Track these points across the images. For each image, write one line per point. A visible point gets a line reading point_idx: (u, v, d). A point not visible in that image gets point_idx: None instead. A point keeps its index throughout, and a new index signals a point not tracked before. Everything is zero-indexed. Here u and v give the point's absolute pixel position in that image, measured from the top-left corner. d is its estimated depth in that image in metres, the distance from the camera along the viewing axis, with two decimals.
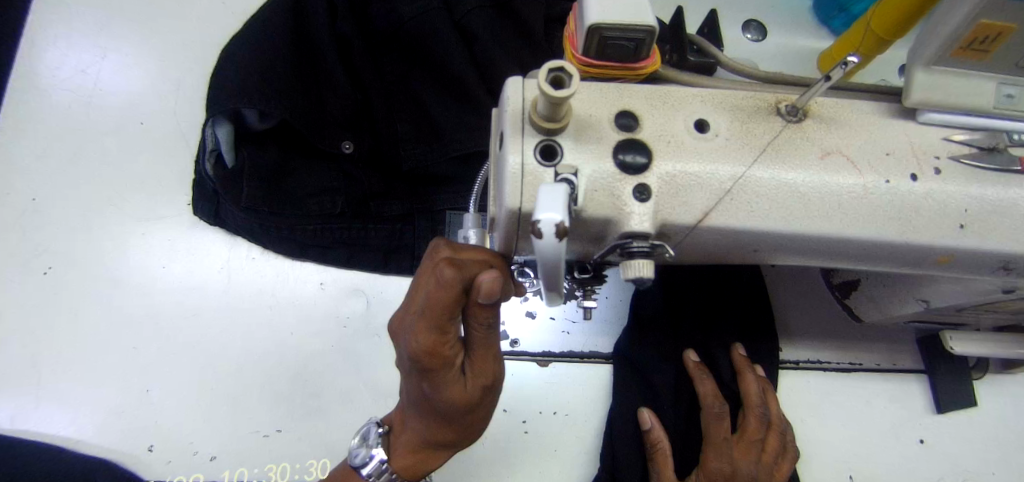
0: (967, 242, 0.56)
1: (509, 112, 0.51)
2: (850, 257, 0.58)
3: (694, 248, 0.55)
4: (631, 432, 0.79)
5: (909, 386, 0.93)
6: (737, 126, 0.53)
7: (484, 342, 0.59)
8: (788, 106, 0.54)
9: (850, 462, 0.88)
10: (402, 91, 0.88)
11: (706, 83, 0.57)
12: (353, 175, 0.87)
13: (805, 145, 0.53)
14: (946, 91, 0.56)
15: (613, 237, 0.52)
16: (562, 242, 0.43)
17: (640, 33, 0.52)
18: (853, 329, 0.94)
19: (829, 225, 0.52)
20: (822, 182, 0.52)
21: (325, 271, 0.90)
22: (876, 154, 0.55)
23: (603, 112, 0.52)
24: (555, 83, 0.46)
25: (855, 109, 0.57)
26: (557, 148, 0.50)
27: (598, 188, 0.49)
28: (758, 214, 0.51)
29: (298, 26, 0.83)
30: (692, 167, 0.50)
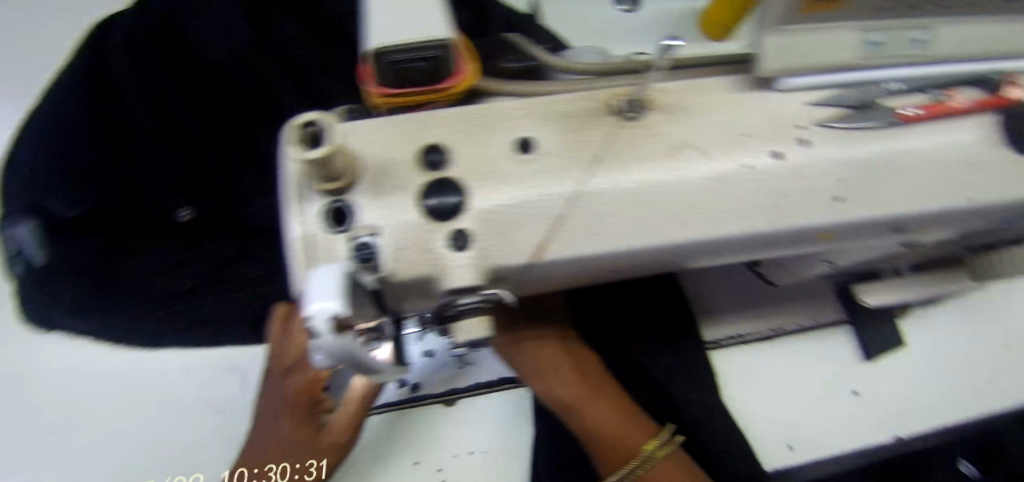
0: (846, 213, 0.50)
1: (287, 177, 0.44)
2: (726, 252, 0.52)
3: (548, 283, 0.48)
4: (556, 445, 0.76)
5: (835, 340, 0.91)
6: (566, 139, 0.45)
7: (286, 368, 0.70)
8: (623, 101, 0.47)
9: (789, 433, 0.84)
10: (238, 139, 0.78)
11: (527, 90, 0.48)
12: (200, 244, 0.78)
13: (648, 143, 0.46)
14: (806, 54, 0.48)
15: (444, 292, 0.45)
16: (348, 335, 0.36)
17: (433, 51, 0.44)
18: (769, 296, 0.91)
19: (687, 231, 0.46)
20: (670, 185, 0.46)
21: (191, 355, 0.80)
22: (731, 136, 0.48)
23: (405, 153, 0.44)
24: (308, 141, 0.39)
25: (702, 88, 0.50)
26: (349, 208, 0.43)
27: (407, 245, 0.43)
28: (602, 236, 0.45)
29: (102, 95, 0.70)
30: (517, 196, 0.43)
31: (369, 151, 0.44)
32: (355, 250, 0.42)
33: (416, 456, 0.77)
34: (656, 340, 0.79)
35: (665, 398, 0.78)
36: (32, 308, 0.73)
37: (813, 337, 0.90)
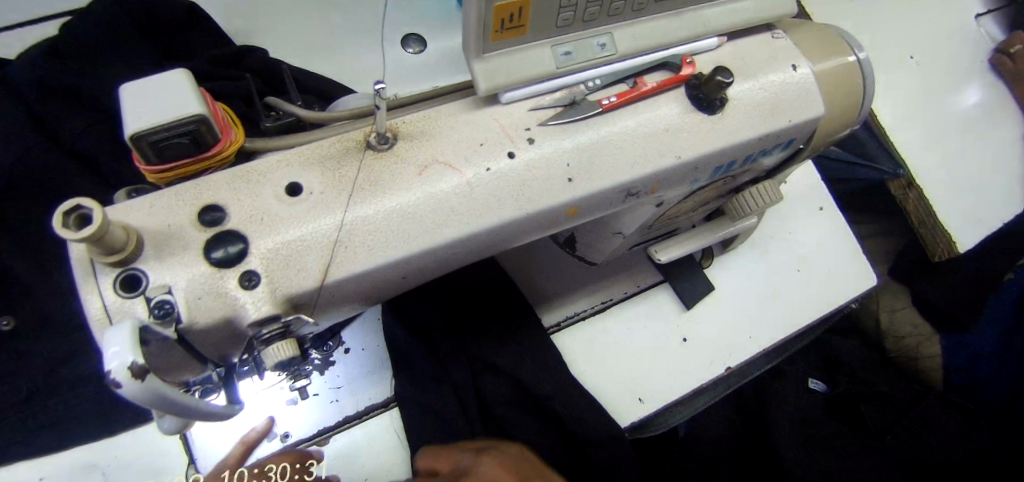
0: (579, 191, 0.63)
1: (75, 259, 0.47)
2: (498, 241, 0.62)
3: (346, 302, 0.56)
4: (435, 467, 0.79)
5: (658, 297, 1.05)
6: (328, 176, 0.53)
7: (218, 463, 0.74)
8: (376, 136, 0.56)
9: (635, 385, 0.97)
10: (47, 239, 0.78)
11: (292, 142, 0.56)
12: (25, 350, 0.76)
13: (400, 168, 0.56)
14: (510, 71, 0.62)
15: (245, 329, 0.50)
16: (148, 380, 0.41)
17: (190, 125, 0.50)
18: (595, 272, 1.03)
19: (450, 231, 0.56)
20: (426, 196, 0.55)
21: (38, 464, 0.76)
22: (471, 147, 0.59)
23: (183, 217, 0.50)
24: (83, 221, 0.43)
25: (444, 113, 0.61)
26: (140, 274, 0.47)
27: (201, 294, 0.47)
28: (377, 250, 0.53)
29: None
30: (292, 234, 0.50)
31: (149, 221, 0.49)
32: (153, 309, 0.46)
33: None
34: (500, 334, 0.86)
35: (513, 385, 0.86)
36: None
37: (644, 300, 1.04)
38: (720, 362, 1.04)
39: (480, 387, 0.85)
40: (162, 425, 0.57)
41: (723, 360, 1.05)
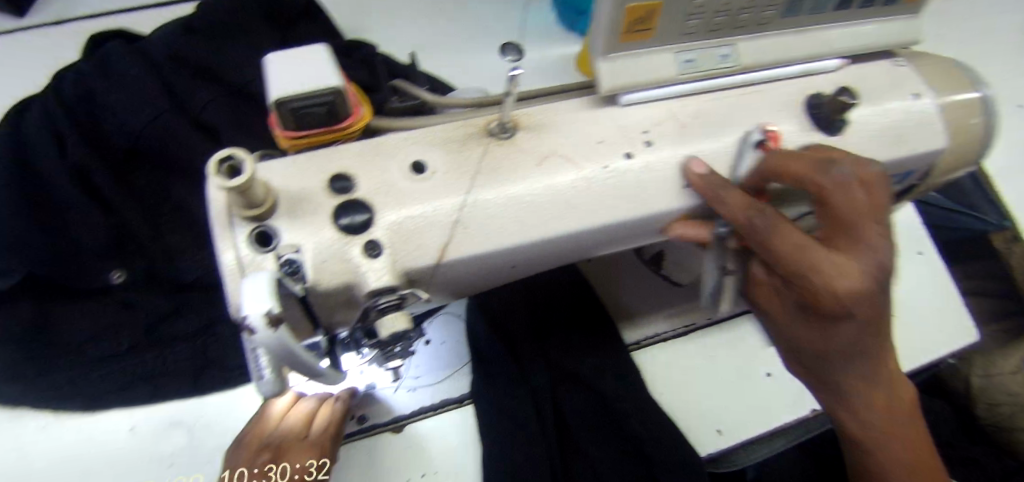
0: (694, 198, 0.61)
1: (213, 211, 0.49)
2: (607, 240, 0.61)
3: (455, 283, 0.56)
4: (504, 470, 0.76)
5: (744, 325, 1.00)
6: (452, 158, 0.54)
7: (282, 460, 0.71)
8: (497, 124, 0.57)
9: (715, 415, 0.92)
10: (165, 204, 0.83)
11: (419, 122, 0.58)
12: (133, 304, 0.80)
13: (521, 156, 0.56)
14: (632, 73, 0.61)
15: (362, 297, 0.50)
16: (279, 331, 0.42)
17: (327, 96, 0.51)
18: (679, 293, 1.00)
19: (565, 224, 0.55)
20: (544, 187, 0.55)
21: (133, 412, 0.76)
22: (591, 144, 0.59)
23: (314, 183, 0.51)
24: (233, 173, 0.45)
25: (564, 109, 0.61)
26: (272, 231, 0.49)
27: (327, 258, 0.49)
28: (495, 234, 0.53)
29: (28, 174, 0.77)
30: (416, 211, 0.51)
31: (284, 183, 0.51)
32: (281, 266, 0.48)
33: None
34: (583, 345, 0.86)
35: (593, 399, 0.84)
36: None
37: (727, 329, 0.99)
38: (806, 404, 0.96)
39: (559, 397, 0.84)
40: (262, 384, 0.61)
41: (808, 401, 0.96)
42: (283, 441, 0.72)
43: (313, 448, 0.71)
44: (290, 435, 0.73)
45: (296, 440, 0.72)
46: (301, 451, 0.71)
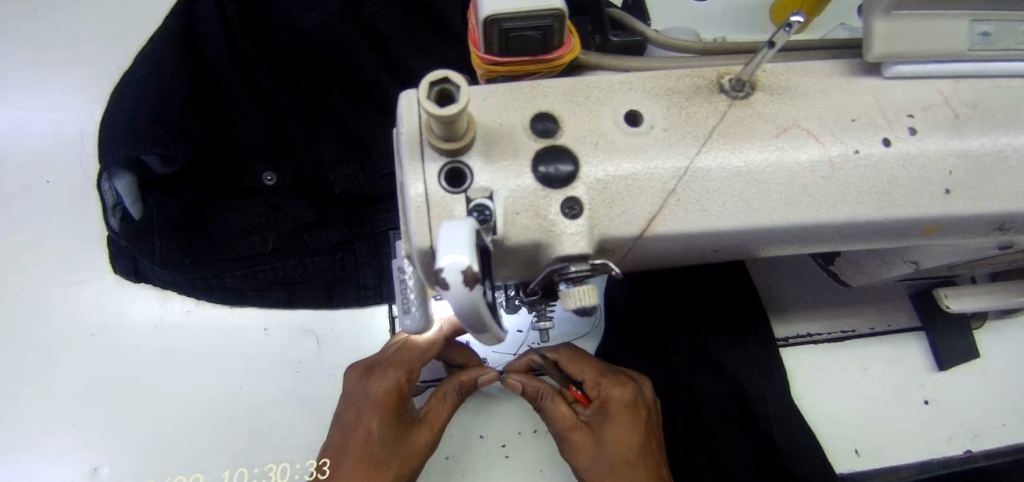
0: (956, 208, 0.48)
1: (405, 135, 0.43)
2: (828, 239, 0.51)
3: (646, 259, 0.48)
4: None
5: (907, 347, 0.89)
6: (675, 113, 0.45)
7: (363, 383, 0.70)
8: (732, 80, 0.47)
9: (854, 436, 0.84)
10: (322, 109, 0.80)
11: (637, 65, 0.50)
12: (282, 208, 0.79)
13: (757, 123, 0.46)
14: (912, 39, 0.48)
15: (546, 260, 0.45)
16: (474, 290, 0.36)
17: (546, 20, 0.44)
18: (840, 294, 0.90)
19: (794, 214, 0.45)
20: (779, 165, 0.45)
21: (268, 314, 0.82)
22: (841, 122, 0.47)
23: (516, 120, 0.44)
24: (443, 98, 0.38)
25: (810, 74, 0.50)
26: (467, 170, 0.42)
27: (520, 210, 0.42)
28: (712, 212, 0.44)
29: (195, 58, 0.74)
30: (628, 168, 0.43)
31: (484, 114, 0.44)
32: (472, 211, 0.41)
33: (481, 431, 0.79)
34: (731, 334, 0.77)
35: (731, 393, 0.76)
36: (125, 260, 0.77)
37: (889, 345, 0.89)
38: (962, 443, 0.84)
39: (691, 382, 0.77)
40: (406, 322, 0.57)
41: (965, 441, 0.85)
42: (355, 372, 0.72)
43: (372, 380, 0.69)
44: (361, 367, 0.73)
45: (364, 372, 0.71)
46: (366, 381, 0.70)
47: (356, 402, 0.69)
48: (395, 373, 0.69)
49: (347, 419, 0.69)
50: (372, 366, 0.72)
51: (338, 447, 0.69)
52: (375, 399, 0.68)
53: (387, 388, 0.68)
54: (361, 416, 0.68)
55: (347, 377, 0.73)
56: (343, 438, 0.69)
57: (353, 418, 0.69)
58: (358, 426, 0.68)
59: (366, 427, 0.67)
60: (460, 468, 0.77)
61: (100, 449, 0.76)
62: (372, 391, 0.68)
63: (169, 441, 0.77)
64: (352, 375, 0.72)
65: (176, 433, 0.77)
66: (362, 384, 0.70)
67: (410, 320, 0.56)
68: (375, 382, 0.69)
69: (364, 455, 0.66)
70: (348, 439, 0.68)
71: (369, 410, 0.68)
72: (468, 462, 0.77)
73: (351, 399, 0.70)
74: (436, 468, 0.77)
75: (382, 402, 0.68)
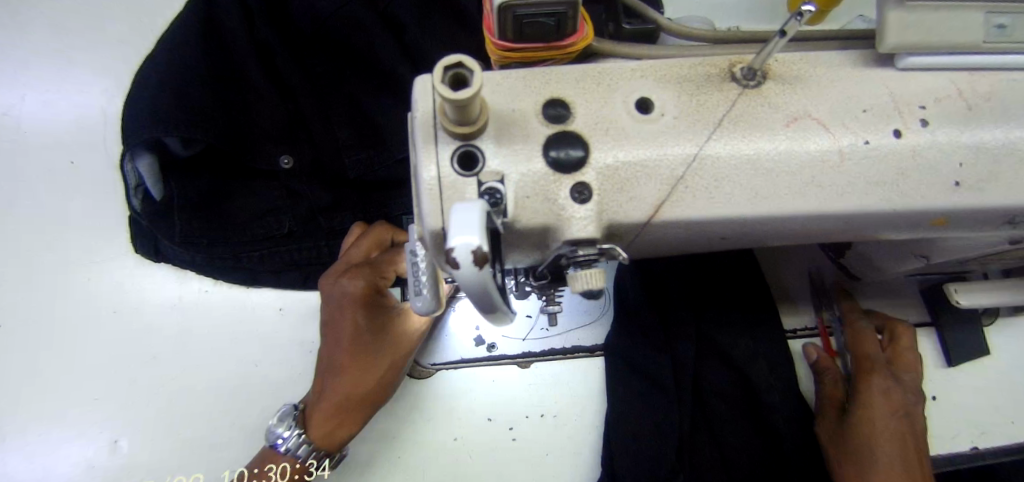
0: (965, 201, 0.48)
1: (418, 118, 0.44)
2: (836, 230, 0.51)
3: (654, 245, 0.49)
4: (647, 432, 0.75)
5: (916, 342, 0.89)
6: (686, 101, 0.46)
7: (337, 283, 0.71)
8: (743, 69, 0.47)
9: None
10: (338, 93, 0.81)
11: (650, 53, 0.50)
12: (297, 191, 0.81)
13: (767, 112, 0.46)
14: (924, 32, 0.48)
15: (556, 244, 0.46)
16: (484, 270, 0.37)
17: (559, 7, 0.44)
18: (851, 287, 0.90)
19: (801, 203, 0.46)
20: (787, 154, 0.46)
21: (284, 295, 0.84)
22: (851, 113, 0.48)
23: (528, 105, 0.45)
24: (456, 81, 0.39)
25: (822, 64, 0.50)
26: (479, 153, 0.43)
27: (530, 194, 0.43)
28: (719, 199, 0.45)
29: (214, 42, 0.75)
30: (637, 155, 0.44)
31: (496, 99, 0.45)
32: (483, 195, 0.42)
33: (489, 414, 0.81)
34: (738, 324, 0.78)
35: (736, 382, 0.77)
36: (146, 240, 0.79)
37: None
38: (967, 439, 0.85)
39: (699, 371, 0.78)
40: (418, 303, 0.58)
41: (970, 437, 0.85)
42: (329, 276, 0.73)
43: (348, 280, 0.71)
44: (335, 270, 0.73)
45: (339, 274, 0.73)
46: (340, 281, 0.71)
47: (335, 303, 0.71)
48: (368, 272, 0.71)
49: (331, 322, 0.72)
50: (348, 269, 0.73)
51: (326, 348, 0.71)
52: (353, 295, 0.70)
53: (364, 286, 0.70)
54: (342, 311, 0.70)
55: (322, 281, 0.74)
56: (330, 340, 0.71)
57: (334, 316, 0.71)
58: (343, 325, 0.70)
59: (350, 323, 0.70)
60: (469, 450, 0.79)
61: (121, 422, 0.79)
62: (349, 290, 0.70)
63: (187, 417, 0.79)
64: (326, 278, 0.73)
65: (194, 409, 0.80)
66: (337, 285, 0.71)
67: (421, 301, 0.58)
68: (350, 281, 0.70)
69: (353, 349, 0.69)
70: (335, 339, 0.71)
71: (348, 305, 0.70)
72: (476, 444, 0.80)
73: (329, 303, 0.72)
74: (445, 448, 0.79)
75: (360, 300, 0.70)
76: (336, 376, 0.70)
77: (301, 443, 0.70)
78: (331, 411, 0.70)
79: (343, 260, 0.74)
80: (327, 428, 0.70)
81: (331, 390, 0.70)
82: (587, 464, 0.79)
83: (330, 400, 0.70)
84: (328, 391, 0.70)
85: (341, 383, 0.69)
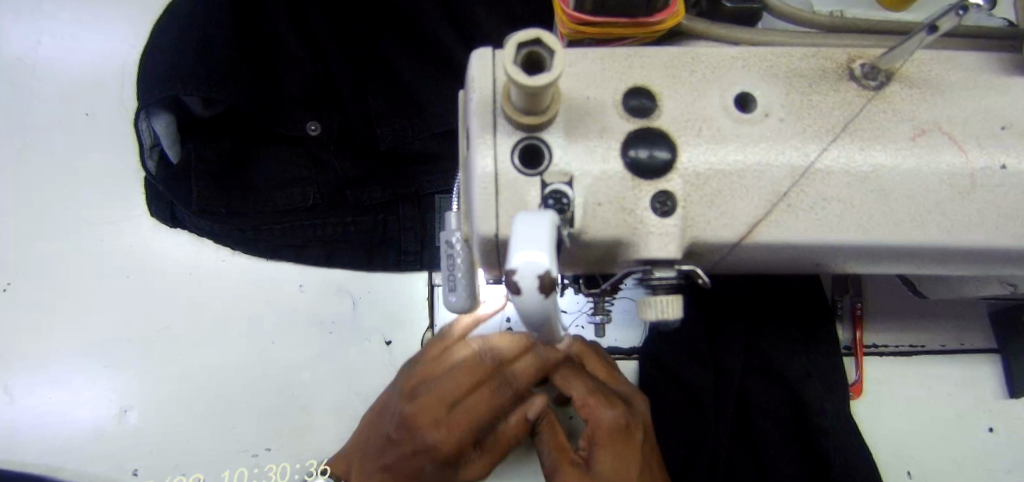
0: None
1: (475, 101, 0.37)
2: (946, 265, 0.43)
3: (736, 265, 0.42)
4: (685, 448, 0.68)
5: (978, 369, 0.81)
6: (794, 100, 0.38)
7: (417, 435, 0.54)
8: (865, 66, 0.40)
9: (908, 457, 0.78)
10: (372, 57, 0.74)
11: (750, 38, 0.42)
12: (323, 161, 0.74)
13: (890, 119, 0.39)
14: None
15: (625, 261, 0.39)
16: (549, 297, 0.31)
17: None
18: (916, 306, 0.82)
19: (917, 233, 0.39)
20: (909, 173, 0.38)
21: (305, 271, 0.80)
22: (989, 128, 0.40)
23: (607, 93, 0.38)
24: (530, 62, 0.32)
25: (959, 65, 0.41)
26: (544, 148, 0.36)
27: (602, 201, 0.36)
28: (824, 222, 0.38)
29: None
30: (732, 163, 0.37)
31: (570, 83, 0.38)
32: (547, 199, 0.36)
33: None
34: (796, 339, 0.71)
35: (789, 403, 0.70)
36: (161, 204, 0.74)
37: (959, 364, 0.81)
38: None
39: (744, 386, 0.72)
40: (450, 299, 0.52)
41: None
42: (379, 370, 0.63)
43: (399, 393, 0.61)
44: (415, 404, 0.54)
45: (422, 416, 0.54)
46: (421, 433, 0.54)
47: (410, 444, 0.55)
48: (444, 441, 0.54)
49: (388, 445, 0.58)
50: (435, 412, 0.54)
51: (357, 441, 0.64)
52: (427, 455, 0.55)
53: (450, 450, 0.54)
54: (409, 457, 0.56)
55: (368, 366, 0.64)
56: (372, 449, 0.61)
57: (392, 451, 0.58)
58: (396, 461, 0.57)
59: (398, 461, 0.58)
60: None
61: (132, 391, 0.76)
62: (425, 446, 0.54)
63: (201, 392, 0.76)
64: (403, 416, 0.55)
65: (208, 385, 0.76)
66: (419, 434, 0.54)
67: (455, 298, 0.51)
68: (432, 442, 0.54)
69: (396, 469, 0.61)
70: (378, 464, 0.59)
71: (417, 459, 0.56)
72: None
73: (404, 432, 0.55)
74: None
75: (440, 457, 0.55)
76: (366, 477, 0.62)
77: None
78: None
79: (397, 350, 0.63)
80: None
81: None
82: None
83: None
84: (349, 479, 0.64)
85: None
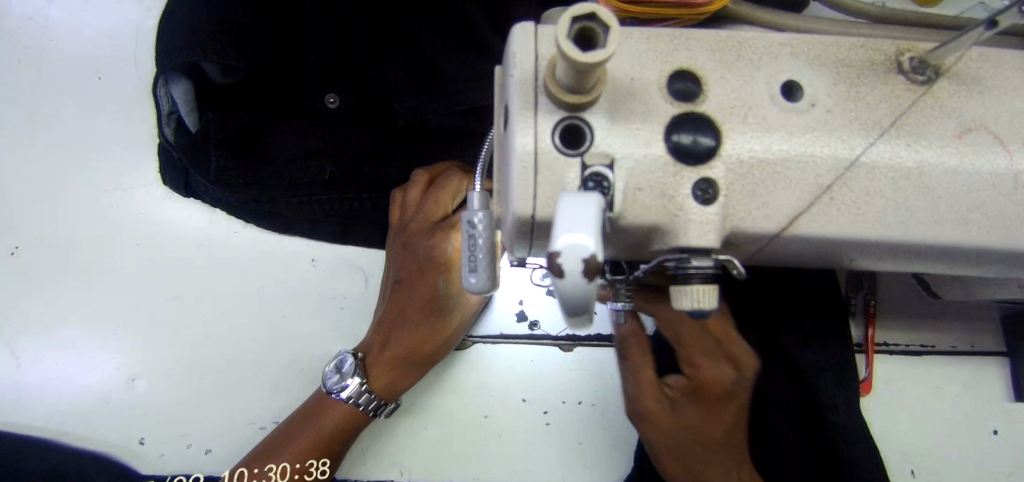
0: None
1: (515, 76, 0.36)
2: (982, 266, 0.43)
3: (771, 257, 0.42)
4: None
5: (987, 370, 0.81)
6: (842, 91, 0.38)
7: (426, 250, 0.68)
8: (912, 60, 0.39)
9: (912, 456, 0.79)
10: (394, 31, 0.74)
11: (797, 26, 0.42)
12: (342, 134, 0.74)
13: (938, 115, 0.38)
14: None
15: (661, 248, 0.38)
16: (593, 283, 0.30)
17: None
18: (930, 306, 0.82)
19: (956, 231, 0.38)
20: (954, 171, 0.37)
21: (317, 246, 0.78)
22: None
23: (652, 74, 0.37)
24: (581, 38, 0.31)
25: (1010, 64, 0.40)
26: (583, 128, 0.35)
27: (642, 186, 0.36)
28: (864, 218, 0.37)
29: None
30: (777, 151, 0.36)
31: (615, 63, 0.37)
32: (586, 181, 0.35)
33: (524, 395, 0.76)
34: (812, 334, 0.71)
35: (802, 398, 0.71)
36: (176, 173, 0.73)
37: (968, 366, 0.81)
38: None
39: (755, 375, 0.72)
40: (469, 280, 0.47)
41: None
42: (414, 230, 0.70)
43: (440, 241, 0.67)
44: (418, 222, 0.70)
45: (421, 225, 0.70)
46: (426, 239, 0.68)
47: (414, 255, 0.69)
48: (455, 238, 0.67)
49: (408, 276, 0.70)
50: (430, 222, 0.69)
51: (398, 304, 0.70)
52: (436, 258, 0.68)
53: (447, 246, 0.67)
54: (424, 272, 0.68)
55: (406, 232, 0.71)
56: (400, 296, 0.70)
57: (412, 276, 0.69)
58: (420, 284, 0.69)
59: (430, 284, 0.68)
60: (499, 430, 0.75)
61: (140, 360, 0.76)
62: (435, 252, 0.67)
63: (210, 362, 0.76)
64: (410, 232, 0.70)
65: (216, 356, 0.76)
66: (420, 242, 0.69)
67: (474, 279, 0.47)
68: (444, 244, 0.67)
69: (423, 317, 0.68)
70: (407, 300, 0.69)
71: (430, 268, 0.68)
72: (507, 425, 0.75)
73: (409, 252, 0.70)
74: (474, 425, 0.75)
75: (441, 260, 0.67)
76: (403, 339, 0.69)
77: (362, 392, 0.68)
78: (393, 370, 0.69)
79: (427, 212, 0.70)
80: (388, 383, 0.69)
81: (395, 352, 0.69)
82: (621, 460, 0.75)
83: (395, 359, 0.69)
84: (389, 354, 0.69)
85: (408, 345, 0.68)
